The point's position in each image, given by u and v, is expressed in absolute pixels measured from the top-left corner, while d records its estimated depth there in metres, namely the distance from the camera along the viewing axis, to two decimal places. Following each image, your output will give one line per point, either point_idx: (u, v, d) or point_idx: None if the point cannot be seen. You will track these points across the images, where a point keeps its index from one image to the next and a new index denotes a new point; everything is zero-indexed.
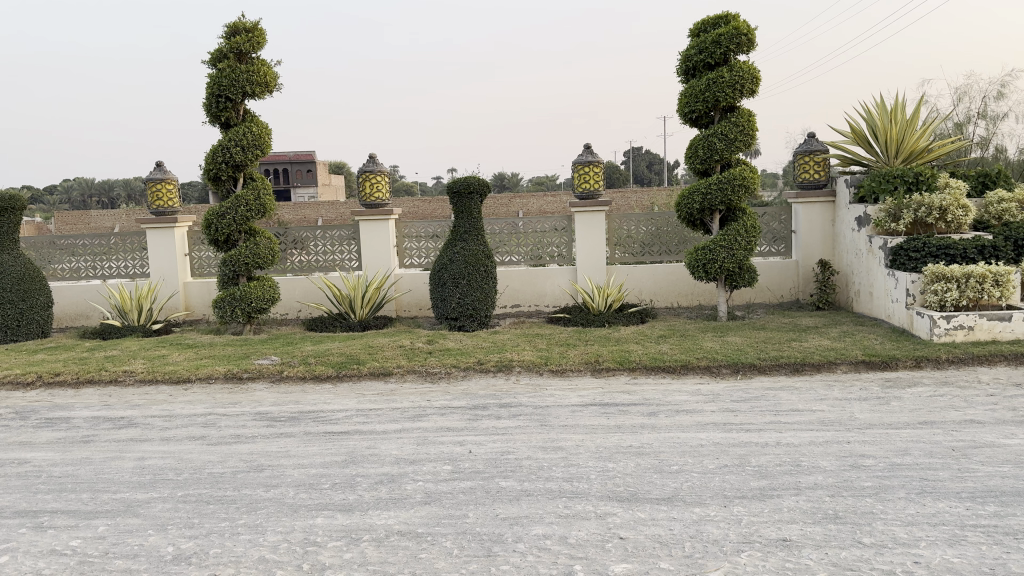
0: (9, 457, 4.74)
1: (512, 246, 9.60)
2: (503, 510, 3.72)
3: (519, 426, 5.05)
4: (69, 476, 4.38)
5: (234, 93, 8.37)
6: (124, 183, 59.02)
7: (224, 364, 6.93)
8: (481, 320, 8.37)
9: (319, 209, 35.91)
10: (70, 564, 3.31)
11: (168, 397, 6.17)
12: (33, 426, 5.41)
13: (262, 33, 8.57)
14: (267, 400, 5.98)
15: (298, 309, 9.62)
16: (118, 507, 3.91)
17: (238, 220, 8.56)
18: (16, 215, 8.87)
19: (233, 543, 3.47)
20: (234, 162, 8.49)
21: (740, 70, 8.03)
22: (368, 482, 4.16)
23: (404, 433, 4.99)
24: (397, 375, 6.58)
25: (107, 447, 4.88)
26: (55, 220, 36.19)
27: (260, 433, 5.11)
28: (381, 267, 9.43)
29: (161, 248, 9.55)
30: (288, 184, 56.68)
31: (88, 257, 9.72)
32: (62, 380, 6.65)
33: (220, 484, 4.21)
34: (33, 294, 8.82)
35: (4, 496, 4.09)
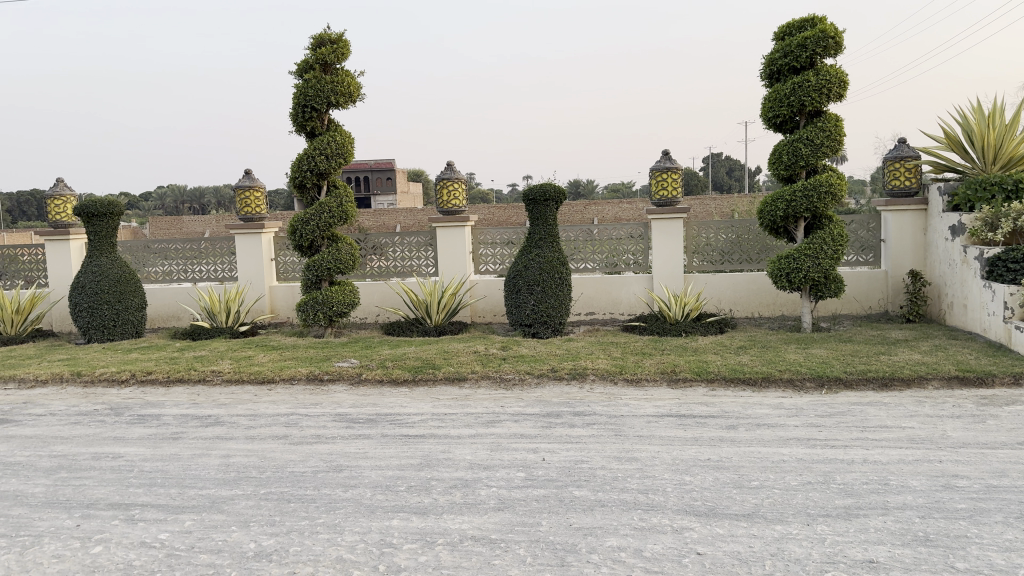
0: (105, 451, 4.97)
1: (586, 254, 9.47)
2: (576, 519, 3.69)
3: (593, 435, 5.01)
4: (159, 471, 4.56)
5: (319, 103, 8.61)
6: (215, 191, 61.61)
7: (307, 366, 7.12)
8: (555, 327, 8.33)
9: (397, 216, 36.63)
10: (159, 556, 3.44)
11: (252, 397, 6.38)
12: (127, 423, 5.66)
13: (346, 44, 8.77)
14: (345, 402, 6.11)
15: (376, 314, 9.81)
16: (204, 503, 4.05)
17: (321, 226, 8.78)
18: (114, 220, 9.29)
19: (312, 542, 3.53)
20: (318, 170, 8.72)
21: (827, 74, 7.79)
22: (443, 486, 4.19)
23: (479, 439, 5.02)
24: (472, 381, 6.62)
25: (195, 444, 5.07)
26: (150, 226, 38.02)
27: (339, 434, 5.21)
28: (457, 273, 9.51)
29: (248, 252, 9.87)
30: (368, 191, 57.95)
31: (180, 261, 10.11)
32: (154, 378, 6.95)
33: (300, 483, 4.31)
34: (129, 295, 9.24)
35: (99, 489, 4.29)
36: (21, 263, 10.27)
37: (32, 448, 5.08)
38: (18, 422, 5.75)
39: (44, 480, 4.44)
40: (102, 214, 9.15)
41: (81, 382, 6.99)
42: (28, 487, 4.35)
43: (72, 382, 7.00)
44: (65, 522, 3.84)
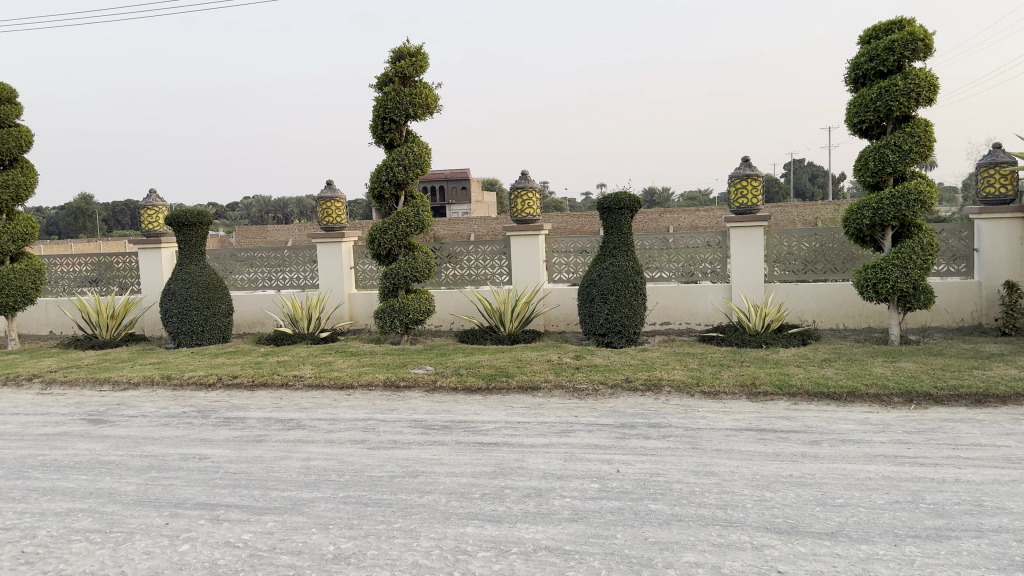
0: (193, 452, 5.16)
1: (662, 262, 9.42)
2: (652, 533, 3.63)
3: (670, 447, 4.93)
4: (243, 473, 4.71)
5: (398, 115, 8.78)
6: (297, 201, 63.57)
7: (384, 372, 7.24)
8: (630, 336, 8.24)
9: (471, 225, 37.00)
10: (242, 556, 3.55)
11: (332, 402, 6.52)
12: (213, 425, 5.87)
13: (425, 57, 8.92)
14: (421, 409, 6.18)
15: (451, 321, 9.92)
16: (285, 505, 4.15)
17: (398, 235, 8.93)
18: (203, 229, 9.68)
19: (388, 546, 3.59)
20: (396, 181, 8.89)
21: (916, 78, 7.51)
22: (516, 495, 4.19)
23: (552, 448, 5.00)
24: (545, 390, 6.60)
25: (278, 447, 5.22)
26: (236, 235, 39.46)
27: (415, 440, 5.28)
28: (531, 281, 9.53)
29: (329, 261, 10.14)
30: (443, 201, 58.73)
31: (265, 269, 10.45)
32: (239, 382, 7.19)
33: (377, 487, 4.38)
34: (216, 302, 9.59)
35: (187, 489, 4.46)
36: (116, 271, 10.79)
37: (125, 448, 5.32)
38: (114, 422, 6.03)
39: (136, 479, 4.64)
40: (192, 223, 9.54)
41: (171, 385, 7.28)
42: (122, 485, 4.55)
43: (162, 385, 7.31)
44: (155, 520, 4.00)
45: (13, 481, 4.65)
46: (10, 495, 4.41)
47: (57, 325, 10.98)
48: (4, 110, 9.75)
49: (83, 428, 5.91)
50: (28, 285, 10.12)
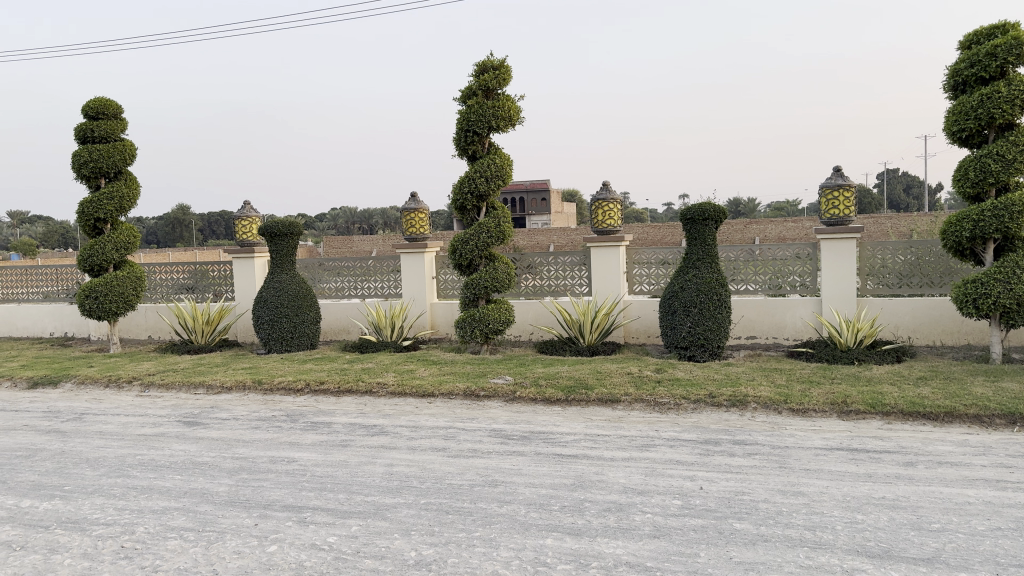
0: (281, 455, 5.34)
1: (748, 274, 9.23)
2: (737, 553, 3.55)
3: (755, 465, 4.81)
4: (329, 477, 4.83)
5: (481, 127, 8.89)
6: (382, 212, 65.19)
7: (464, 381, 7.32)
8: (713, 350, 8.08)
9: (551, 235, 37.07)
10: (328, 559, 3.63)
11: (414, 409, 6.63)
12: (301, 429, 6.05)
13: (508, 70, 9.01)
14: (501, 418, 6.22)
15: (530, 332, 9.96)
16: (369, 509, 4.24)
17: (480, 246, 9.03)
18: (294, 239, 10.00)
19: (469, 555, 3.61)
20: (478, 192, 9.00)
21: (1021, 84, 7.13)
22: (596, 508, 4.16)
23: (632, 462, 4.95)
24: (625, 404, 6.54)
25: (362, 452, 5.34)
26: (324, 244, 40.77)
27: (494, 450, 5.31)
28: (611, 293, 9.47)
29: (412, 270, 10.32)
30: (523, 211, 59.09)
31: (351, 278, 10.73)
32: (325, 388, 7.39)
33: (458, 495, 4.42)
34: (305, 310, 9.89)
35: (276, 491, 4.60)
36: (210, 279, 11.26)
37: (219, 449, 5.53)
38: (207, 425, 6.29)
39: (228, 480, 4.82)
40: (283, 234, 9.88)
41: (261, 389, 7.54)
42: (214, 485, 4.74)
43: (253, 389, 7.57)
44: (245, 520, 4.15)
45: (114, 478, 4.90)
46: (111, 492, 4.64)
47: (156, 330, 11.54)
48: (111, 126, 10.34)
49: (178, 429, 6.17)
50: (130, 291, 10.68)
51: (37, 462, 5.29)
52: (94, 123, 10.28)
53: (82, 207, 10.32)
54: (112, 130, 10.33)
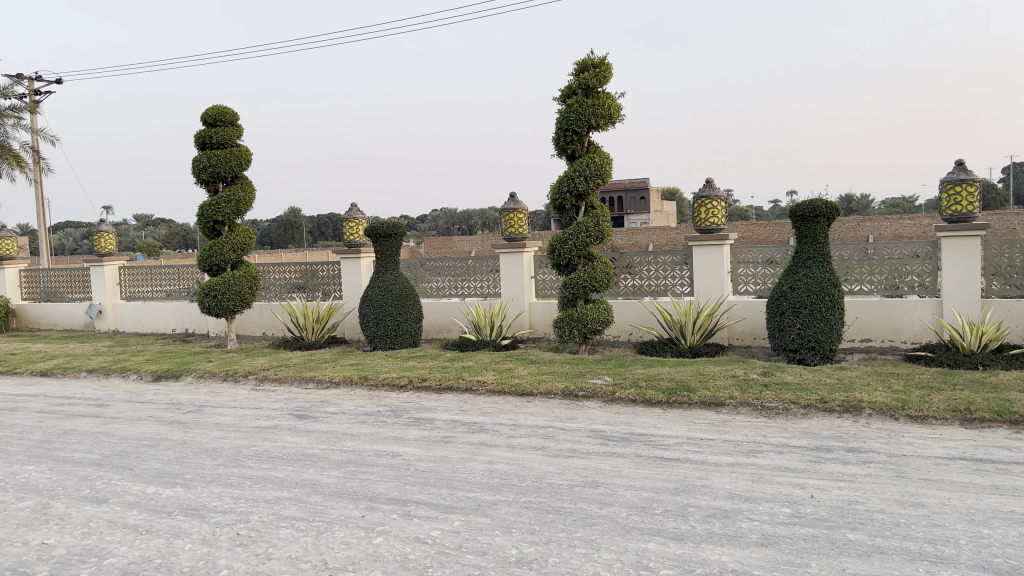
0: (386, 449, 5.47)
1: (862, 274, 8.83)
2: (851, 564, 3.40)
3: (870, 474, 4.59)
4: (431, 472, 4.93)
5: (581, 126, 8.87)
6: (482, 212, 66.07)
7: (563, 381, 7.31)
8: (824, 353, 7.78)
9: (650, 234, 36.66)
10: (431, 552, 3.70)
11: (513, 407, 6.68)
12: (405, 424, 6.19)
13: (609, 67, 8.94)
14: (601, 419, 6.18)
15: (629, 332, 9.85)
16: (471, 505, 4.30)
17: (579, 245, 9.00)
18: (398, 240, 10.23)
19: (570, 555, 3.60)
20: (577, 191, 8.97)
21: None
22: (701, 514, 4.07)
23: (738, 468, 4.81)
24: (730, 407, 6.38)
25: (463, 449, 5.41)
26: (426, 244, 41.82)
27: (595, 450, 5.27)
28: (714, 293, 9.25)
29: (511, 270, 10.40)
30: (622, 211, 58.63)
31: (451, 278, 10.91)
32: (427, 385, 7.54)
33: (558, 495, 4.42)
34: (408, 308, 10.10)
35: (381, 484, 4.73)
36: (319, 278, 11.68)
37: (327, 442, 5.73)
38: (317, 418, 6.53)
39: (336, 472, 4.98)
40: (388, 235, 10.13)
41: (366, 385, 7.77)
42: (323, 477, 4.91)
43: (359, 384, 7.81)
44: (353, 512, 4.28)
45: (230, 468, 5.14)
46: (228, 481, 4.88)
47: (268, 327, 12.06)
48: (228, 132, 10.86)
49: (290, 422, 6.43)
50: (246, 289, 11.20)
51: (161, 450, 5.62)
52: (213, 130, 10.82)
53: (202, 210, 10.90)
54: (229, 136, 10.85)
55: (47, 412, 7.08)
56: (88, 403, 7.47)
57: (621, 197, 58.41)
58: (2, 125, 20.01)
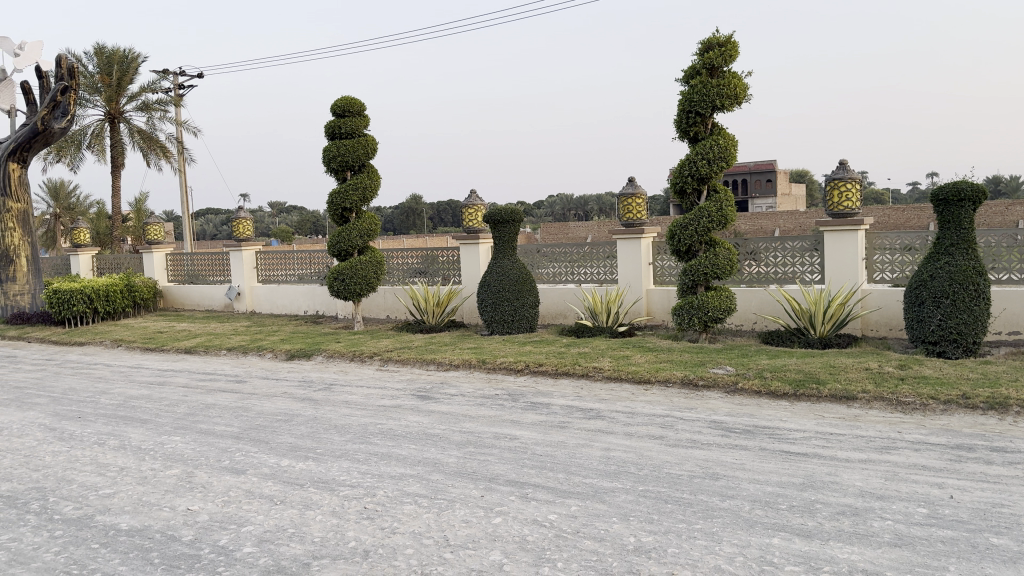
0: (504, 432, 5.56)
1: (1009, 263, 8.27)
2: (994, 571, 3.19)
3: (1017, 476, 4.28)
4: (549, 456, 4.97)
5: (704, 108, 8.66)
6: (599, 197, 65.77)
7: (683, 369, 7.19)
8: (967, 346, 7.30)
9: (777, 220, 35.40)
10: (549, 535, 3.74)
11: (631, 395, 6.63)
12: (523, 408, 6.28)
13: (735, 46, 8.65)
14: (722, 410, 6.05)
15: (754, 321, 9.56)
16: (588, 491, 4.31)
17: (700, 231, 8.81)
18: (515, 226, 10.35)
19: (690, 546, 3.56)
20: (699, 175, 8.77)
21: None
22: (828, 510, 3.92)
23: (870, 465, 4.59)
24: (861, 402, 6.10)
25: (580, 434, 5.42)
26: (544, 229, 42.08)
27: (716, 442, 5.17)
28: (847, 281, 8.86)
29: (629, 256, 10.30)
30: (746, 195, 56.89)
31: (567, 264, 10.93)
32: (544, 370, 7.61)
33: (678, 485, 4.37)
34: (526, 294, 10.19)
35: (500, 465, 4.82)
36: (440, 263, 11.97)
37: (447, 423, 5.88)
38: (438, 399, 6.71)
39: (456, 452, 5.11)
40: (506, 221, 10.28)
41: (485, 368, 7.92)
42: (444, 456, 5.05)
43: (478, 367, 7.97)
44: (473, 491, 4.38)
45: (358, 444, 5.38)
46: (355, 456, 5.11)
47: (392, 310, 12.47)
48: (356, 122, 11.26)
49: (413, 402, 6.65)
50: (372, 274, 11.61)
51: (294, 426, 5.94)
52: (342, 120, 11.26)
53: (331, 198, 11.38)
54: (357, 126, 11.24)
55: (192, 387, 7.63)
56: (228, 379, 7.99)
57: (745, 180, 56.70)
58: (151, 118, 21.56)
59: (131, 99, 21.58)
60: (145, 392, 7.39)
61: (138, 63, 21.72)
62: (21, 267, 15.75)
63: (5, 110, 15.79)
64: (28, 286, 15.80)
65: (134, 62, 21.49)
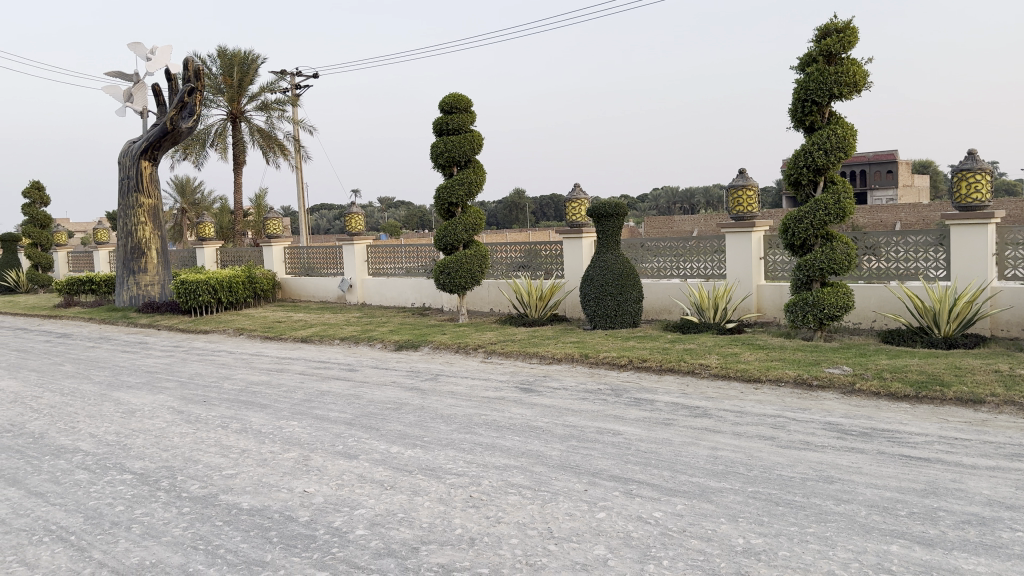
0: (607, 427, 5.54)
1: None
2: None
3: None
4: (653, 453, 4.92)
5: (821, 96, 8.34)
6: (706, 190, 64.36)
7: (795, 369, 6.95)
8: None
9: (898, 213, 33.68)
10: (655, 533, 3.71)
11: (740, 394, 6.48)
12: (627, 404, 6.23)
13: (854, 31, 8.28)
14: (837, 411, 5.82)
15: (873, 319, 9.12)
16: (694, 490, 4.24)
17: (816, 224, 8.49)
18: (620, 220, 10.27)
19: (801, 550, 3.45)
20: (815, 166, 8.45)
21: None
22: (952, 518, 3.72)
23: (999, 473, 4.32)
24: (991, 406, 5.73)
25: (685, 432, 5.34)
26: (649, 223, 41.55)
27: (830, 444, 4.98)
28: (975, 277, 8.35)
29: (738, 250, 10.05)
30: (864, 187, 54.36)
31: (672, 258, 10.78)
32: (648, 365, 7.53)
33: (790, 487, 4.23)
34: (630, 288, 10.09)
35: (604, 460, 4.80)
36: (542, 258, 12.03)
37: (550, 416, 5.91)
38: (541, 392, 6.76)
39: (559, 445, 5.13)
40: (610, 215, 10.22)
41: (588, 362, 7.91)
42: (548, 449, 5.08)
43: (581, 362, 7.97)
44: (576, 485, 4.39)
45: (463, 434, 5.48)
46: (461, 446, 5.21)
47: (495, 304, 12.61)
48: (462, 118, 11.44)
49: (516, 394, 6.71)
50: (476, 268, 11.77)
51: (403, 414, 6.11)
52: (449, 117, 11.47)
53: (438, 193, 11.61)
54: (464, 122, 11.42)
55: (307, 374, 7.96)
56: (340, 367, 8.30)
57: (864, 171, 54.24)
58: (269, 116, 22.56)
59: (251, 99, 22.65)
60: (264, 379, 7.77)
61: (258, 65, 22.76)
62: (152, 260, 16.82)
63: (139, 111, 16.88)
64: (157, 278, 16.87)
65: (254, 63, 22.54)
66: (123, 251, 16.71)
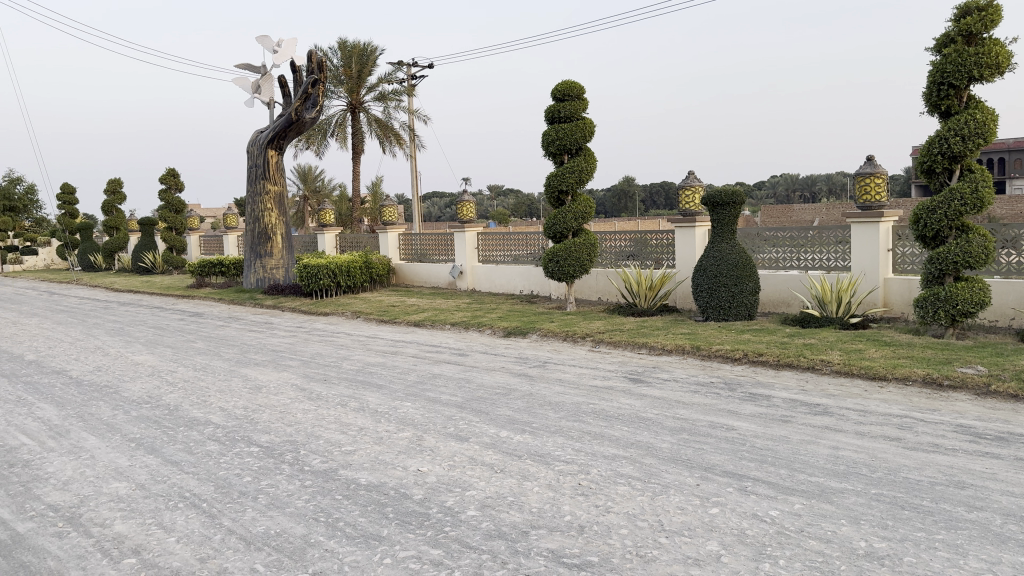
0: (721, 422, 5.43)
1: None
2: None
3: None
4: (769, 450, 4.79)
5: (959, 79, 7.85)
6: (827, 178, 61.90)
7: (924, 367, 6.61)
8: None
9: None
10: (770, 531, 3.62)
11: (863, 392, 6.21)
12: (741, 398, 6.09)
13: (998, 8, 7.75)
14: (971, 413, 5.50)
15: (1011, 317, 8.54)
16: (813, 489, 4.11)
17: (950, 215, 8.03)
18: (736, 208, 10.02)
19: (929, 557, 3.29)
20: (951, 153, 7.97)
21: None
22: None
23: None
24: None
25: (804, 430, 5.17)
26: (765, 212, 40.22)
27: (961, 448, 4.70)
28: None
29: (864, 241, 9.62)
30: (1002, 175, 50.90)
31: (791, 249, 10.44)
32: (764, 360, 7.33)
33: (916, 491, 4.03)
34: (745, 279, 9.83)
35: (717, 455, 4.72)
36: (652, 246, 11.87)
37: (661, 408, 5.85)
38: (651, 383, 6.70)
39: (670, 438, 5.07)
40: (726, 203, 9.99)
41: (699, 355, 7.78)
42: (658, 441, 5.03)
43: (692, 354, 7.84)
44: (688, 479, 4.33)
45: (572, 422, 5.50)
46: (570, 434, 5.23)
47: (605, 293, 12.56)
48: (575, 106, 11.40)
49: (626, 384, 6.67)
50: (586, 256, 11.76)
51: (512, 400, 6.19)
52: (561, 104, 11.46)
53: (548, 180, 11.66)
54: (576, 109, 11.38)
55: (421, 357, 8.17)
56: (452, 352, 8.48)
57: (1003, 159, 51.02)
58: (387, 107, 23.22)
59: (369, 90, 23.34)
60: (380, 360, 8.03)
61: (376, 56, 23.42)
62: (276, 244, 17.65)
63: (265, 102, 17.70)
64: (281, 261, 17.70)
65: (373, 54, 23.21)
66: (251, 236, 17.62)
